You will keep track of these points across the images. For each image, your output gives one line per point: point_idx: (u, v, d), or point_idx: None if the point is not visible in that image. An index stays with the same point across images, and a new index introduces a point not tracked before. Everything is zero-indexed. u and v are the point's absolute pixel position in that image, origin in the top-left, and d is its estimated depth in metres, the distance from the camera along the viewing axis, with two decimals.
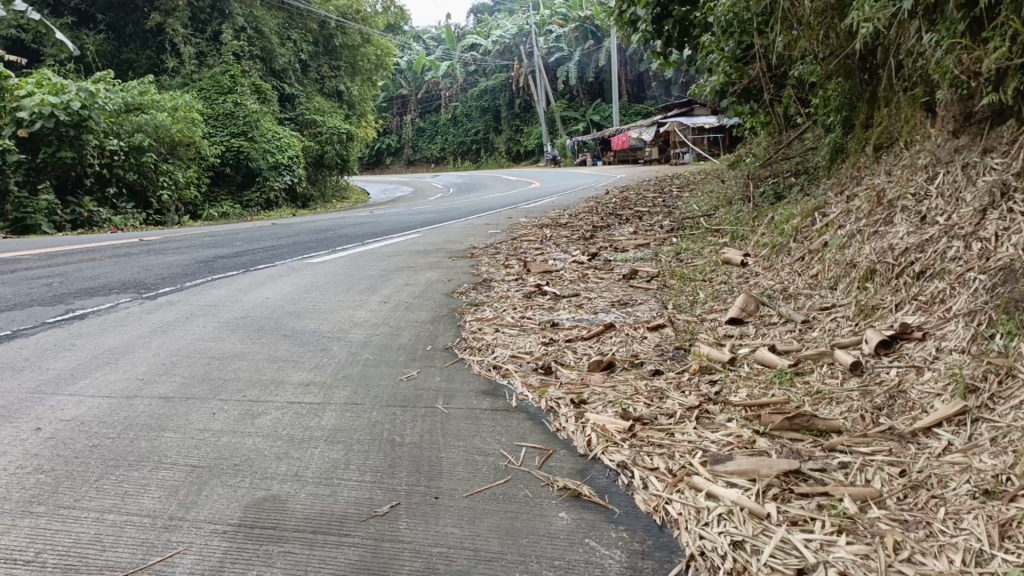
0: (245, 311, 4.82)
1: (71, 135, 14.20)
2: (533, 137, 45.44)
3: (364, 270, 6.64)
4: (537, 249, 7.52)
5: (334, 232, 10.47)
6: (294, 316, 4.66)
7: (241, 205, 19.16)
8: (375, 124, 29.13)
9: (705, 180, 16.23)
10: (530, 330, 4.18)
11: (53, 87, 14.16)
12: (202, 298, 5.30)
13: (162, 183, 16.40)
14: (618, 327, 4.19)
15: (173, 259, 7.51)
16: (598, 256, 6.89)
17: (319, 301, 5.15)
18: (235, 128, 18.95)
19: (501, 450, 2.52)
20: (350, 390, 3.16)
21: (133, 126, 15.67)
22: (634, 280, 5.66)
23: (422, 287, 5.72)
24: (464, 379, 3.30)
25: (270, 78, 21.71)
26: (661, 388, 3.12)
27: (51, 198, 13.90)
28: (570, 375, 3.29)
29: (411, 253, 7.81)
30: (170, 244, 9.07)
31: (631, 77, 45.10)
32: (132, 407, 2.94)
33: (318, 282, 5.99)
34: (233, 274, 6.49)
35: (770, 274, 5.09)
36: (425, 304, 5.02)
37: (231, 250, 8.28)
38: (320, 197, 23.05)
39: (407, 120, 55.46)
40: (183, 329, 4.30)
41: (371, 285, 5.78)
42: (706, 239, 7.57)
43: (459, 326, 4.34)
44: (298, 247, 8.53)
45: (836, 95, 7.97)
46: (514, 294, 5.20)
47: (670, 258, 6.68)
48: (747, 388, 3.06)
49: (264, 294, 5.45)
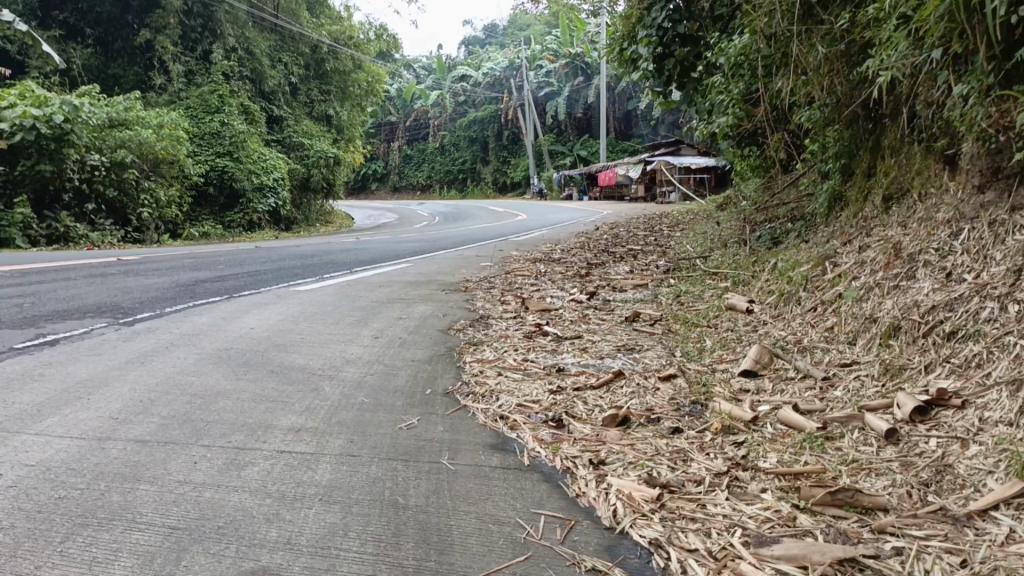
0: (230, 342, 4.55)
1: (51, 148, 13.88)
2: (520, 170, 45.58)
3: (353, 301, 6.39)
4: (532, 285, 7.32)
5: (322, 258, 10.21)
6: (282, 349, 4.40)
7: (223, 226, 18.83)
8: (363, 150, 28.99)
9: (696, 220, 16.17)
10: (534, 375, 3.95)
11: (36, 99, 13.89)
12: (184, 325, 5.01)
13: (143, 200, 16.08)
14: (627, 376, 3.98)
15: (154, 281, 7.22)
16: (596, 295, 6.71)
17: (307, 333, 4.89)
18: (220, 148, 18.71)
19: (516, 518, 2.27)
20: (346, 439, 2.90)
21: (116, 142, 15.39)
22: (637, 323, 5.47)
23: (415, 321, 5.48)
24: (469, 430, 3.05)
25: (259, 100, 21.53)
26: (684, 449, 2.90)
27: (27, 211, 13.55)
28: (583, 430, 3.06)
29: (402, 284, 7.58)
30: (151, 265, 8.77)
31: (619, 115, 45.51)
32: (104, 450, 2.66)
33: (306, 312, 5.73)
34: (216, 300, 6.21)
35: (781, 323, 4.93)
36: (420, 342, 4.77)
37: (214, 274, 8.00)
38: (303, 220, 22.79)
39: (394, 147, 55.51)
40: (162, 360, 4.01)
41: (362, 318, 5.53)
42: (704, 282, 7.42)
43: (459, 368, 4.10)
44: (284, 273, 8.27)
45: (836, 141, 7.94)
46: (514, 334, 4.98)
47: (670, 301, 6.50)
48: (776, 453, 2.84)
49: (250, 323, 5.18)
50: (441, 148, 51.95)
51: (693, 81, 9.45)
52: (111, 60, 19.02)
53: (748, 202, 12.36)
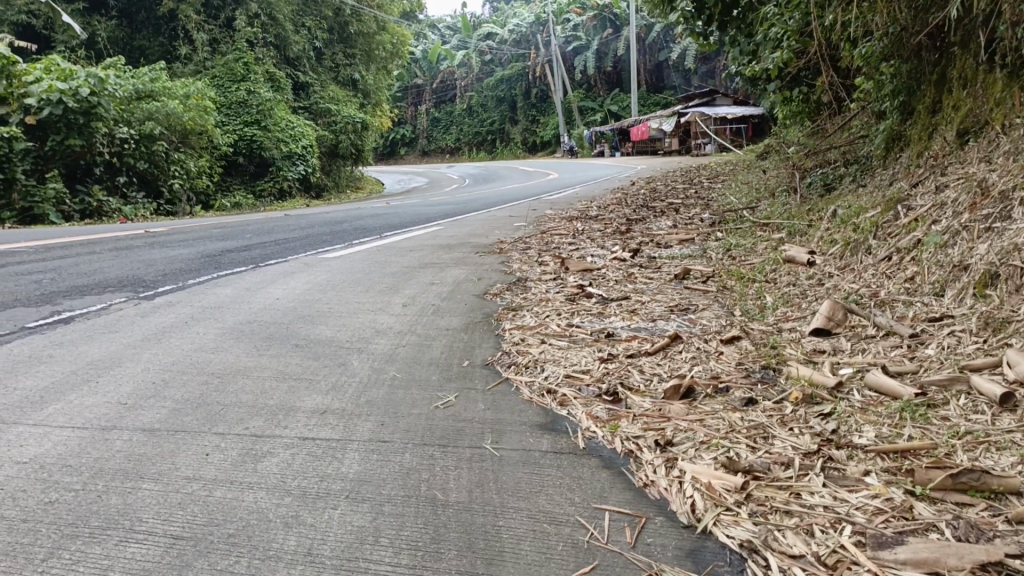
0: (253, 314, 4.25)
1: (80, 122, 13.73)
2: (550, 128, 44.67)
3: (383, 266, 6.06)
4: (571, 244, 6.94)
5: (351, 224, 9.90)
6: (307, 321, 4.09)
7: (254, 196, 18.63)
8: (391, 114, 28.48)
9: (736, 171, 15.50)
10: (582, 342, 3.58)
11: (62, 72, 13.71)
12: (206, 298, 4.73)
13: (174, 172, 15.90)
14: (685, 340, 3.60)
15: (179, 253, 6.97)
16: (641, 252, 6.30)
17: (335, 303, 4.57)
18: (248, 117, 18.49)
19: (576, 517, 1.92)
20: (376, 422, 2.57)
21: (143, 113, 15.20)
22: (688, 281, 5.05)
23: (450, 286, 5.14)
24: (513, 408, 2.71)
25: (285, 66, 21.19)
26: (763, 425, 2.52)
27: (59, 186, 13.45)
28: (643, 405, 2.70)
29: (434, 248, 7.23)
30: (177, 236, 8.53)
31: (650, 67, 44.33)
32: (107, 443, 2.36)
33: (335, 280, 5.42)
34: (242, 270, 5.94)
35: (850, 276, 4.50)
36: (456, 308, 4.44)
37: (241, 243, 7.73)
38: (334, 187, 22.48)
39: (422, 110, 54.78)
40: (180, 336, 3.72)
41: (392, 284, 5.19)
42: (756, 234, 6.92)
43: (499, 336, 3.75)
44: (313, 241, 7.97)
45: (892, 78, 7.37)
46: (555, 296, 4.61)
47: (721, 256, 6.05)
48: (873, 426, 2.47)
49: (274, 294, 4.88)
50: (469, 109, 51.14)
51: (737, 19, 8.88)
52: (136, 31, 18.77)
53: (793, 150, 11.71)
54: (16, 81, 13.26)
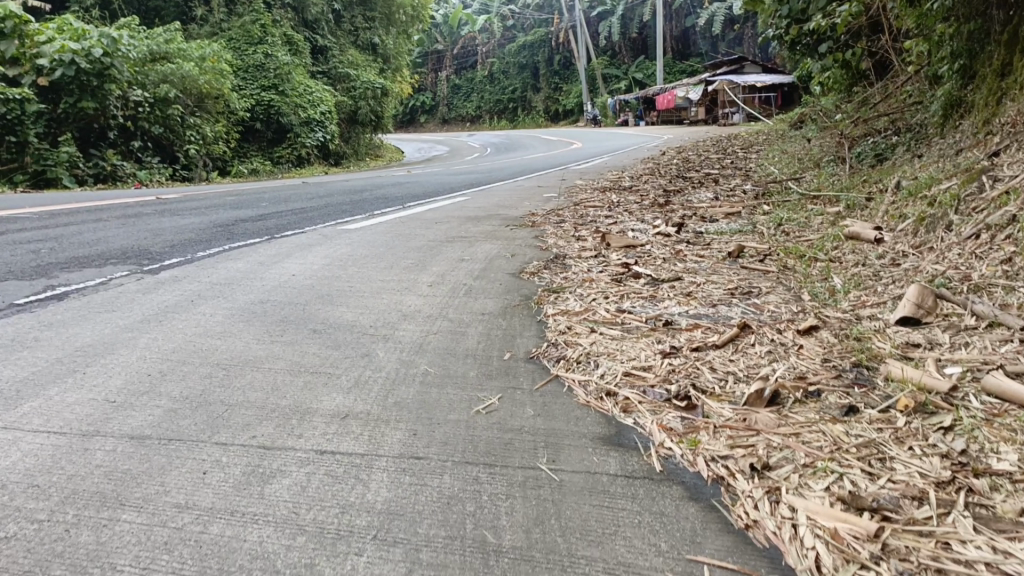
0: (267, 293, 3.85)
1: (93, 84, 13.36)
2: (572, 96, 43.69)
3: (407, 239, 5.65)
4: (607, 217, 6.48)
5: (371, 193, 9.47)
6: (327, 302, 3.69)
7: (272, 162, 18.18)
8: (411, 80, 27.82)
9: (771, 141, 14.81)
10: (637, 333, 3.14)
11: (75, 32, 13.33)
12: (216, 273, 4.34)
13: (189, 136, 15.52)
14: (755, 330, 3.15)
15: (191, 222, 6.59)
16: (684, 227, 5.83)
17: (356, 281, 4.16)
18: (265, 81, 18.06)
19: (667, 573, 1.50)
20: (407, 431, 2.16)
21: (158, 76, 14.82)
22: (743, 260, 4.58)
23: (481, 263, 4.71)
24: (568, 415, 2.29)
25: (303, 29, 20.71)
26: (874, 441, 2.07)
27: (72, 149, 13.11)
28: (724, 413, 2.27)
29: (461, 220, 6.78)
30: (191, 204, 8.14)
31: (676, 33, 43.20)
32: (84, 455, 1.96)
33: (355, 254, 5.00)
34: (256, 241, 5.54)
35: (931, 256, 4.00)
36: (490, 289, 4.01)
37: (257, 212, 7.33)
38: (354, 154, 21.96)
39: (442, 77, 53.88)
40: (185, 317, 3.32)
41: (418, 260, 4.77)
42: (807, 208, 6.39)
43: (541, 324, 3.32)
44: (332, 210, 7.57)
45: (952, 40, 6.81)
46: (599, 277, 4.17)
47: (773, 232, 5.55)
48: (1012, 444, 2.01)
49: (290, 269, 4.48)
50: (491, 76, 50.15)
51: None
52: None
53: (835, 119, 11.08)
54: (27, 41, 12.89)
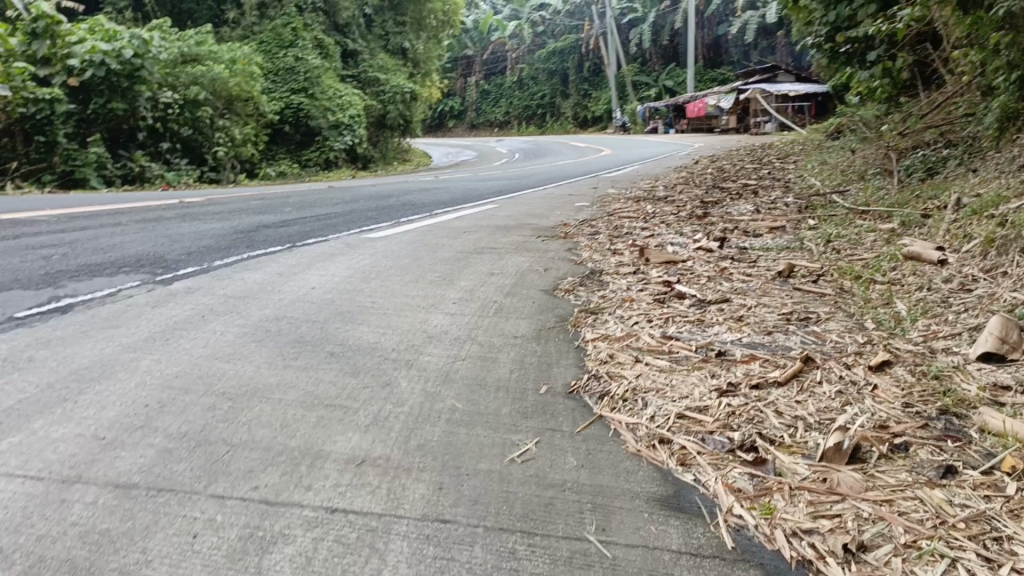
0: (284, 308, 3.60)
1: (123, 85, 13.32)
2: (601, 102, 43.33)
3: (434, 250, 5.39)
4: (643, 229, 6.16)
5: (397, 199, 9.23)
6: (348, 320, 3.43)
7: (299, 165, 18.09)
8: (440, 84, 27.66)
9: (809, 151, 14.38)
10: (687, 364, 2.83)
11: (106, 33, 13.31)
12: (231, 285, 4.10)
13: (218, 138, 15.45)
14: (820, 364, 2.82)
15: (211, 227, 6.39)
16: (726, 241, 5.50)
17: (378, 296, 3.90)
18: (295, 84, 17.99)
19: None
20: (431, 485, 1.87)
21: (189, 78, 14.77)
22: (795, 280, 4.24)
23: (512, 279, 4.42)
24: (617, 467, 1.99)
25: (333, 33, 20.67)
26: (985, 513, 1.74)
27: (101, 150, 13.05)
28: (801, 471, 1.95)
29: (489, 229, 6.51)
30: (212, 208, 7.97)
31: (708, 41, 42.72)
32: (59, 509, 1.70)
33: (378, 266, 4.74)
34: (276, 250, 5.30)
35: (1007, 282, 3.64)
36: (522, 308, 3.72)
37: (279, 218, 7.13)
38: (381, 159, 21.78)
39: (471, 82, 53.78)
40: (193, 337, 3.07)
41: (445, 273, 4.51)
42: (857, 224, 6.02)
43: (580, 350, 3.02)
44: (356, 217, 7.33)
45: (1009, 48, 6.41)
46: (639, 296, 3.86)
47: (823, 249, 5.19)
48: None
49: (310, 282, 4.23)
50: (520, 82, 49.97)
51: None
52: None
53: (879, 130, 10.64)
54: (59, 41, 12.85)
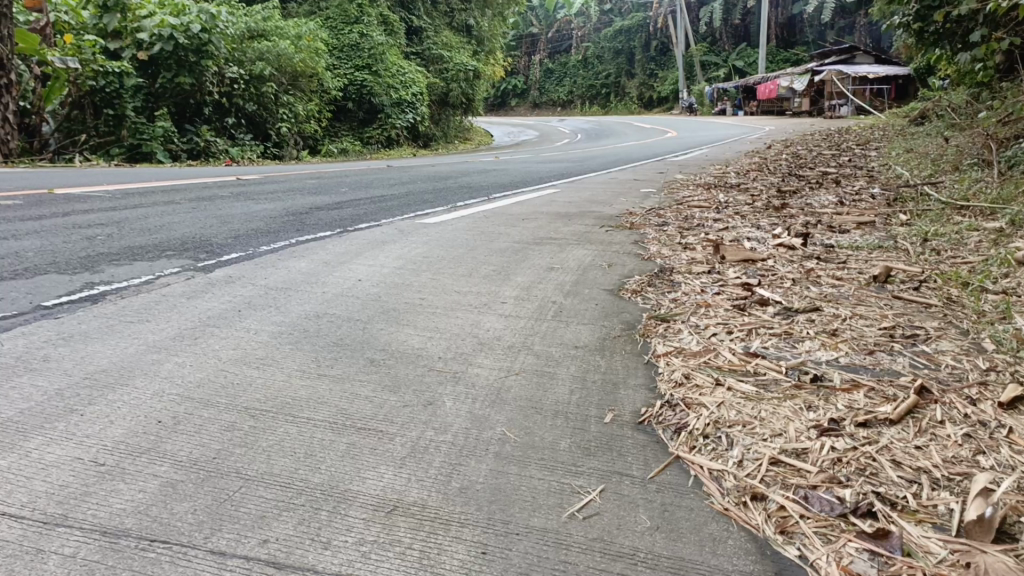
0: (326, 305, 3.33)
1: (190, 60, 13.32)
2: (668, 83, 42.16)
3: (490, 238, 5.06)
4: (716, 221, 5.70)
5: (455, 181, 8.92)
6: (393, 320, 3.15)
7: (361, 142, 17.95)
8: (504, 62, 27.26)
9: (892, 137, 13.49)
10: (778, 391, 2.42)
11: (175, 7, 13.26)
12: (273, 275, 3.86)
13: (282, 114, 15.41)
14: (939, 397, 2.37)
15: (263, 208, 6.22)
16: (809, 237, 5.01)
17: (427, 293, 3.60)
18: (359, 60, 17.83)
19: None
20: (472, 548, 1.54)
21: (255, 54, 14.75)
22: (893, 286, 3.75)
23: (573, 275, 4.06)
24: (701, 534, 1.62)
25: (399, 9, 20.46)
26: None
27: (168, 124, 13.11)
28: (936, 555, 1.55)
29: (550, 217, 6.14)
30: (267, 187, 7.82)
31: (783, 20, 41.08)
32: (31, 562, 1.43)
33: (429, 256, 4.45)
34: (325, 235, 5.06)
35: None
36: (584, 312, 3.36)
37: (333, 199, 6.93)
38: (442, 137, 21.53)
39: (535, 60, 53.05)
40: (223, 337, 2.82)
41: (501, 267, 4.18)
42: (955, 220, 5.43)
43: (649, 367, 2.65)
44: (411, 200, 7.07)
45: None
46: (716, 301, 3.45)
47: (920, 249, 4.65)
48: None
49: (357, 274, 3.96)
50: (584, 60, 49.10)
51: None
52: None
53: (976, 116, 9.80)
54: (129, 15, 12.90)
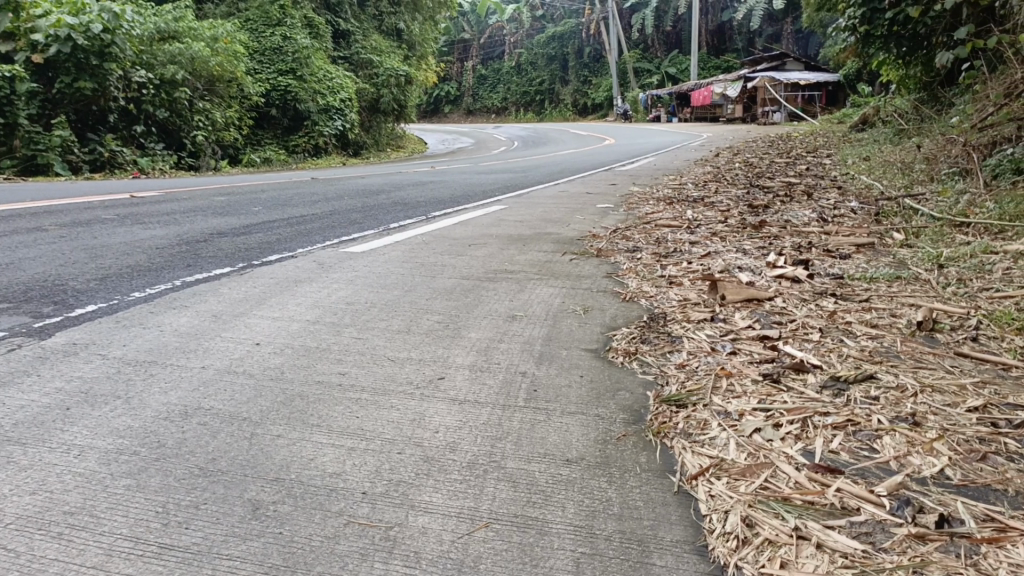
0: (200, 394, 2.38)
1: (92, 63, 11.90)
2: (603, 90, 41.91)
3: (431, 273, 4.14)
4: (693, 245, 4.90)
5: (387, 196, 7.95)
6: (296, 417, 2.21)
7: (286, 151, 16.72)
8: (437, 68, 26.28)
9: (840, 144, 13.07)
10: (895, 549, 1.54)
11: (73, 5, 11.84)
12: (138, 341, 2.88)
13: (198, 122, 14.07)
14: None
15: (152, 235, 5.16)
16: (809, 264, 4.22)
17: (350, 365, 2.68)
18: (282, 65, 16.62)
19: None
20: None
21: (167, 57, 13.41)
22: (947, 335, 2.94)
23: (540, 327, 3.17)
24: None
25: (324, 12, 19.31)
26: None
27: (66, 133, 11.66)
28: None
29: (499, 240, 5.27)
30: (166, 206, 6.72)
31: (712, 27, 41.32)
32: None
33: (352, 302, 3.49)
34: (223, 272, 4.06)
35: None
36: (568, 390, 2.48)
37: (241, 222, 5.88)
38: (373, 145, 20.37)
39: (468, 66, 52.08)
40: (24, 470, 1.86)
41: (448, 318, 3.27)
42: (963, 240, 4.72)
43: (684, 499, 1.77)
44: (336, 220, 6.08)
45: None
46: (740, 370, 2.59)
47: (944, 278, 3.90)
48: None
49: (255, 333, 3.00)
50: (518, 67, 48.48)
51: None
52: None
53: (938, 121, 9.32)
54: (22, 14, 11.47)
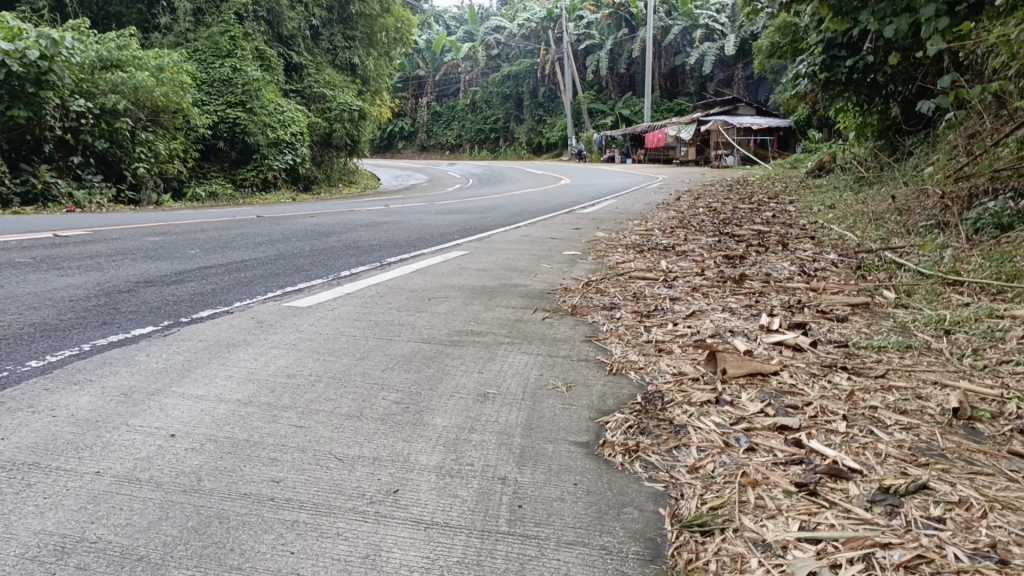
0: (86, 518, 1.81)
1: (27, 90, 11.12)
2: (558, 129, 42.12)
3: (387, 335, 3.62)
4: (675, 302, 4.50)
5: (338, 238, 7.41)
6: (210, 560, 1.66)
7: (233, 185, 16.05)
8: (391, 103, 25.85)
9: (799, 190, 13.03)
10: None
11: (8, 30, 11.11)
12: (19, 432, 2.29)
13: (140, 153, 13.31)
14: None
15: (67, 284, 4.52)
16: (808, 329, 3.84)
17: (287, 467, 2.14)
18: (231, 96, 15.96)
19: None
20: None
21: (108, 86, 12.66)
22: (988, 426, 2.55)
23: (519, 410, 2.68)
24: None
25: (277, 44, 18.77)
26: None
27: None
28: None
29: (462, 293, 4.79)
30: (91, 247, 6.05)
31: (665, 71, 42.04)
32: None
33: (291, 375, 2.94)
34: (142, 332, 3.47)
35: None
36: (562, 503, 2.00)
37: (173, 268, 5.28)
38: (325, 180, 19.78)
39: (423, 102, 51.89)
40: None
41: (409, 397, 2.76)
42: (961, 301, 4.42)
43: None
44: (283, 267, 5.52)
45: None
46: (769, 477, 2.14)
47: (955, 347, 3.56)
48: None
49: (169, 420, 2.44)
50: (473, 104, 48.49)
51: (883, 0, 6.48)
52: None
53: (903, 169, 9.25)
54: None
